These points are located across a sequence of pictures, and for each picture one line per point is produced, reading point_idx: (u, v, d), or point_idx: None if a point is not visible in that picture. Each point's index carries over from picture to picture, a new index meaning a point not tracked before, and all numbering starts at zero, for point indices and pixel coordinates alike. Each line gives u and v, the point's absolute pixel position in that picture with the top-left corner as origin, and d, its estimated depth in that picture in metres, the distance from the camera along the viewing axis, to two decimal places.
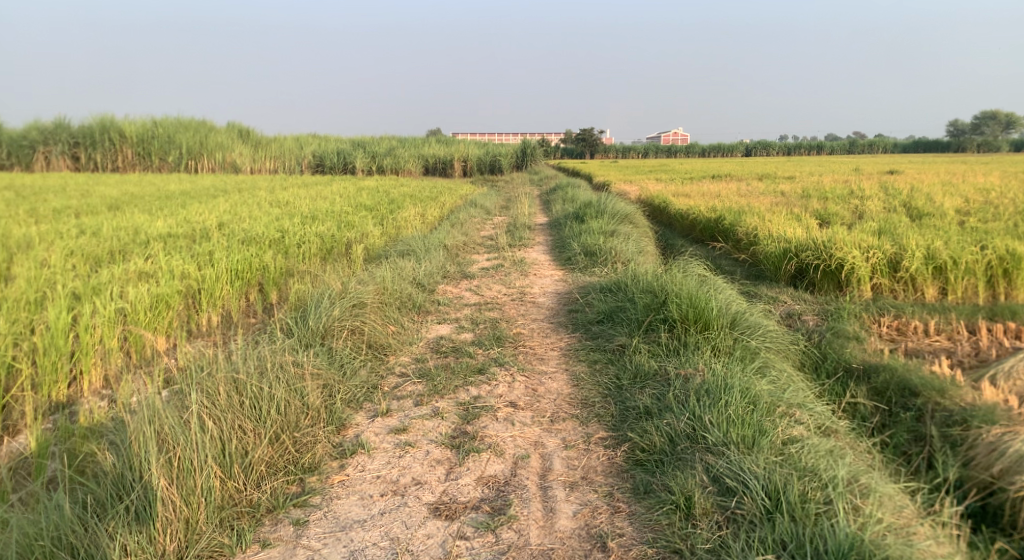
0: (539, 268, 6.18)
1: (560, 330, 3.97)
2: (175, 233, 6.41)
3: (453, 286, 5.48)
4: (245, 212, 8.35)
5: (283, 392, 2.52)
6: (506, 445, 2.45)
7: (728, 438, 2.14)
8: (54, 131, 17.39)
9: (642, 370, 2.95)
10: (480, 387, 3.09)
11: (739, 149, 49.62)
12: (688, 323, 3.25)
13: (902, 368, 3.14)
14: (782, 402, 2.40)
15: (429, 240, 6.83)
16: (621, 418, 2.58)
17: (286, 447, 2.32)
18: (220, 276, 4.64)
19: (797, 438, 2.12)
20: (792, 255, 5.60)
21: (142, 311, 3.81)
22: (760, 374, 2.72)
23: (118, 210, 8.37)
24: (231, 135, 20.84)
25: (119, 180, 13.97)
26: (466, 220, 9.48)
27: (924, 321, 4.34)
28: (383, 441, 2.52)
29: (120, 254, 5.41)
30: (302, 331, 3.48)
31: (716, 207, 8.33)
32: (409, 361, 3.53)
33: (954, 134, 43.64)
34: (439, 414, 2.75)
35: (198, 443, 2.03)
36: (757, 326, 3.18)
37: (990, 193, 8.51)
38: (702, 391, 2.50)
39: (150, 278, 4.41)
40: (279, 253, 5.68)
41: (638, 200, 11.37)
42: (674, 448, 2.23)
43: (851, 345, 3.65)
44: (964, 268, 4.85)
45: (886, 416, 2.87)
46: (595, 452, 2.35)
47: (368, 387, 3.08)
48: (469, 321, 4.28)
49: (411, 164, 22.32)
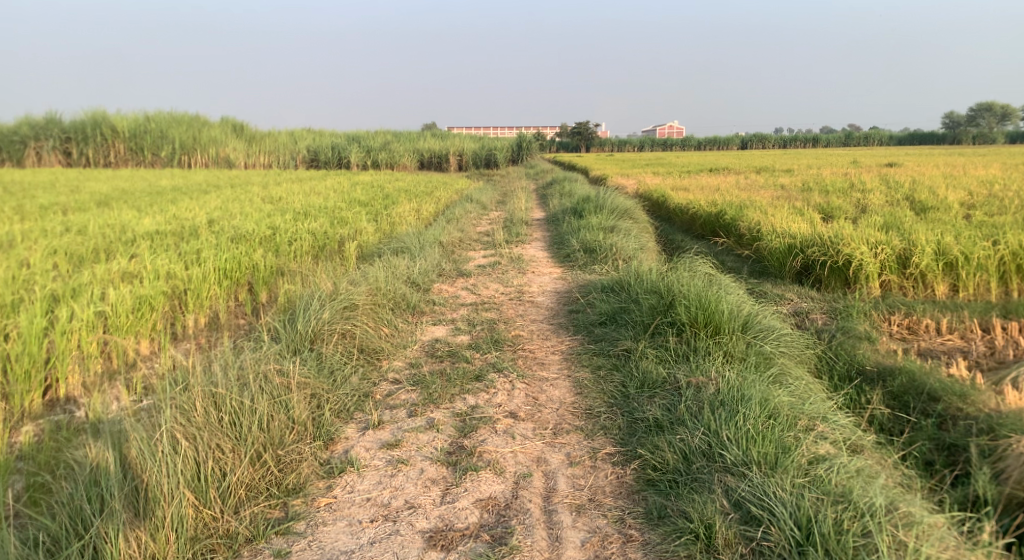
0: (538, 266, 6.01)
1: (560, 332, 3.80)
2: (162, 231, 6.18)
3: (449, 285, 5.29)
4: (236, 208, 8.11)
5: (266, 405, 2.35)
6: (507, 462, 2.27)
7: (749, 457, 1.98)
8: (44, 126, 17.09)
9: (650, 378, 2.78)
10: (478, 395, 2.91)
11: (736, 141, 49.37)
12: (698, 327, 3.08)
13: (920, 371, 2.98)
14: (803, 414, 2.23)
15: (424, 237, 6.64)
16: (629, 432, 2.41)
17: (268, 467, 2.14)
18: (207, 276, 4.45)
19: (823, 456, 1.96)
20: (799, 250, 5.45)
21: (123, 314, 3.62)
22: (777, 383, 2.56)
23: (106, 207, 8.14)
24: (225, 130, 20.55)
25: (111, 175, 13.71)
26: (462, 215, 9.28)
27: (936, 319, 4.18)
28: (373, 458, 2.34)
29: (104, 253, 5.20)
30: (289, 335, 3.30)
31: (717, 201, 8.15)
32: (403, 367, 3.36)
33: (952, 126, 43.40)
34: (434, 426, 2.57)
35: (170, 468, 1.85)
36: (770, 329, 3.01)
37: (994, 186, 8.34)
38: (717, 404, 2.33)
39: (134, 279, 4.21)
40: (270, 251, 5.48)
41: (636, 195, 11.17)
42: (690, 467, 2.07)
43: (864, 346, 3.50)
44: (976, 264, 4.68)
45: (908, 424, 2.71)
46: (603, 470, 2.19)
47: (359, 396, 2.90)
48: (466, 322, 4.09)
49: (407, 158, 22.07)
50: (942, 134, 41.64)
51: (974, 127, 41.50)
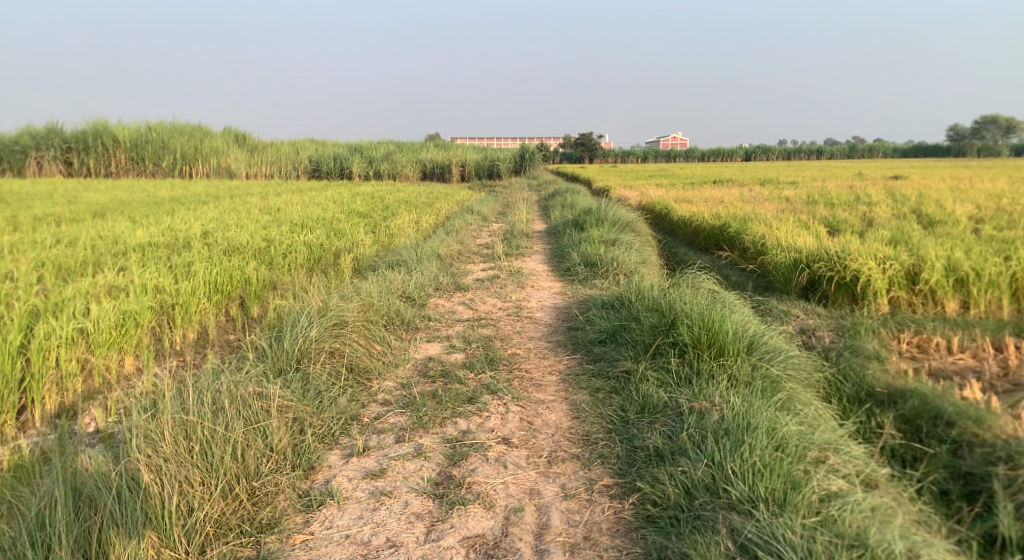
0: (537, 280, 5.88)
1: (558, 350, 3.66)
2: (155, 243, 6.08)
3: (446, 299, 5.17)
4: (233, 220, 8.03)
5: (241, 433, 2.22)
6: (497, 495, 2.13)
7: (756, 494, 1.83)
8: (47, 136, 17.12)
9: (651, 402, 2.64)
10: (470, 419, 2.77)
11: (739, 152, 49.36)
12: (701, 348, 2.95)
13: (932, 393, 2.82)
14: (813, 444, 2.08)
15: (422, 250, 6.53)
16: (628, 462, 2.27)
17: (241, 501, 2.02)
18: (196, 291, 4.34)
19: (836, 493, 1.81)
20: (805, 265, 5.32)
21: (106, 330, 3.50)
22: (785, 410, 2.41)
23: (102, 218, 8.05)
24: (227, 140, 20.59)
25: (111, 185, 13.68)
26: (461, 227, 9.18)
27: (947, 337, 4.03)
28: (355, 489, 2.21)
29: (93, 266, 5.10)
30: (276, 355, 3.18)
31: (720, 214, 8.03)
32: (393, 387, 3.21)
33: (954, 138, 43.20)
34: (422, 454, 2.43)
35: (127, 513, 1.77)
36: (777, 351, 2.86)
37: (1002, 200, 8.19)
38: (721, 433, 2.19)
39: (120, 293, 4.10)
40: (264, 264, 5.38)
41: (638, 206, 11.04)
42: (692, 503, 1.93)
43: (874, 366, 3.35)
44: (987, 281, 4.53)
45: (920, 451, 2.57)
46: (599, 504, 2.05)
47: (345, 419, 2.77)
48: (461, 339, 3.96)
49: (409, 169, 22.05)
50: (946, 147, 41.52)
51: (977, 139, 41.32)
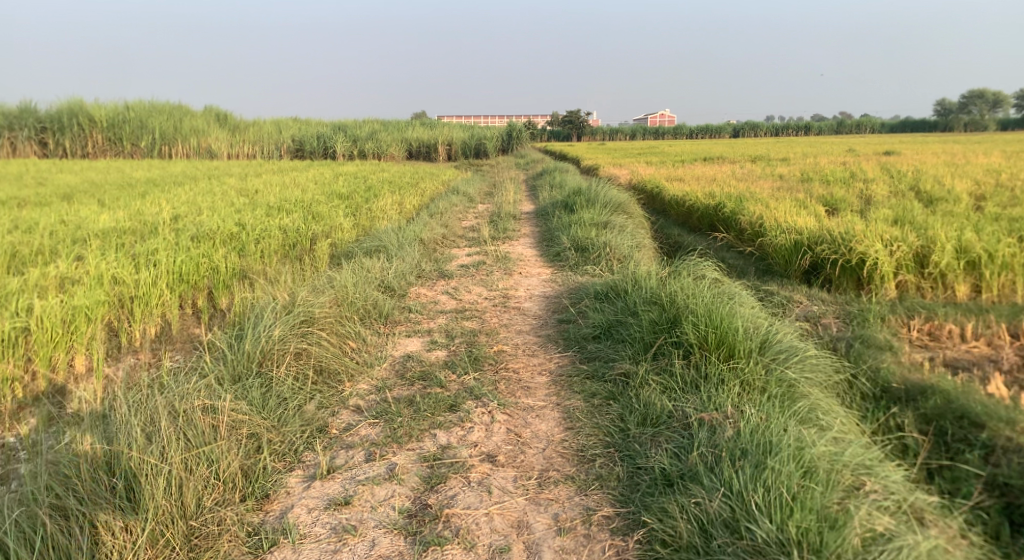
0: (526, 266, 5.55)
1: (548, 347, 3.35)
2: (121, 229, 5.67)
3: (428, 288, 4.82)
4: (205, 203, 7.58)
5: (179, 461, 1.91)
6: (479, 532, 1.83)
7: (785, 534, 1.55)
8: (19, 116, 16.04)
9: (653, 412, 2.35)
10: (450, 431, 2.45)
11: (727, 130, 49.10)
12: (708, 349, 2.64)
13: (956, 391, 2.54)
14: (845, 468, 1.81)
15: (404, 234, 6.17)
16: (631, 486, 1.99)
17: (174, 548, 1.72)
18: (158, 282, 3.97)
19: (881, 537, 1.54)
20: (806, 247, 5.03)
21: (51, 328, 3.12)
22: (807, 424, 2.13)
23: (68, 201, 7.52)
24: (206, 121, 19.85)
25: (84, 166, 12.94)
26: (447, 209, 8.81)
27: (961, 322, 3.74)
28: (315, 523, 1.89)
29: (50, 255, 4.70)
30: (236, 358, 2.85)
31: (715, 193, 7.71)
32: (367, 392, 2.88)
33: (942, 112, 43.05)
34: (395, 477, 2.12)
35: None
36: (793, 351, 2.57)
37: (1002, 175, 7.92)
38: (738, 454, 1.90)
39: (73, 285, 3.73)
40: (234, 251, 4.99)
41: (628, 186, 10.71)
42: (709, 544, 1.65)
43: (889, 358, 3.07)
44: (1001, 263, 4.24)
45: (946, 454, 2.29)
46: (598, 541, 1.76)
47: (310, 433, 2.44)
48: (443, 334, 3.63)
49: (394, 148, 21.46)
50: (934, 121, 41.35)
51: (965, 114, 41.00)
